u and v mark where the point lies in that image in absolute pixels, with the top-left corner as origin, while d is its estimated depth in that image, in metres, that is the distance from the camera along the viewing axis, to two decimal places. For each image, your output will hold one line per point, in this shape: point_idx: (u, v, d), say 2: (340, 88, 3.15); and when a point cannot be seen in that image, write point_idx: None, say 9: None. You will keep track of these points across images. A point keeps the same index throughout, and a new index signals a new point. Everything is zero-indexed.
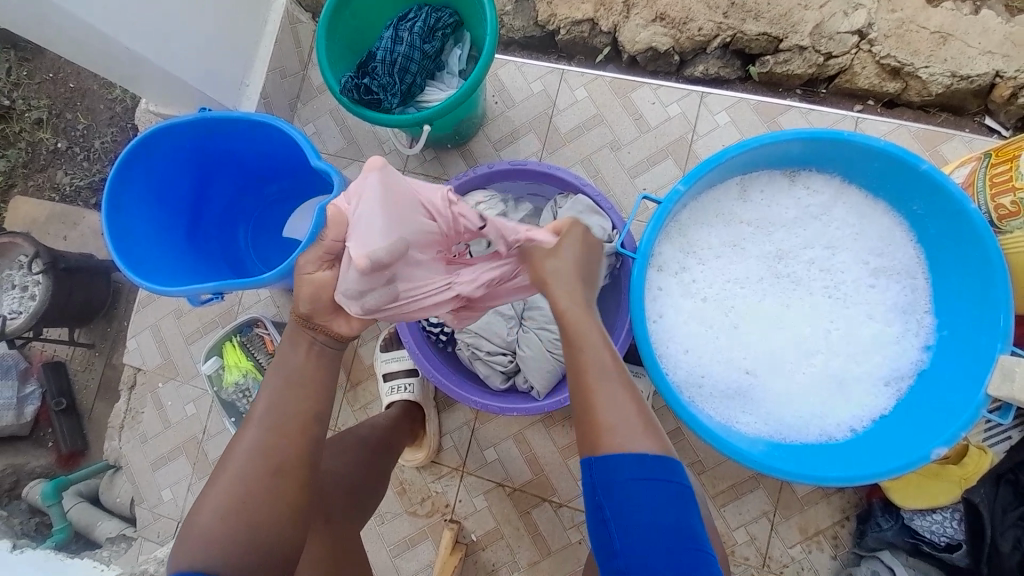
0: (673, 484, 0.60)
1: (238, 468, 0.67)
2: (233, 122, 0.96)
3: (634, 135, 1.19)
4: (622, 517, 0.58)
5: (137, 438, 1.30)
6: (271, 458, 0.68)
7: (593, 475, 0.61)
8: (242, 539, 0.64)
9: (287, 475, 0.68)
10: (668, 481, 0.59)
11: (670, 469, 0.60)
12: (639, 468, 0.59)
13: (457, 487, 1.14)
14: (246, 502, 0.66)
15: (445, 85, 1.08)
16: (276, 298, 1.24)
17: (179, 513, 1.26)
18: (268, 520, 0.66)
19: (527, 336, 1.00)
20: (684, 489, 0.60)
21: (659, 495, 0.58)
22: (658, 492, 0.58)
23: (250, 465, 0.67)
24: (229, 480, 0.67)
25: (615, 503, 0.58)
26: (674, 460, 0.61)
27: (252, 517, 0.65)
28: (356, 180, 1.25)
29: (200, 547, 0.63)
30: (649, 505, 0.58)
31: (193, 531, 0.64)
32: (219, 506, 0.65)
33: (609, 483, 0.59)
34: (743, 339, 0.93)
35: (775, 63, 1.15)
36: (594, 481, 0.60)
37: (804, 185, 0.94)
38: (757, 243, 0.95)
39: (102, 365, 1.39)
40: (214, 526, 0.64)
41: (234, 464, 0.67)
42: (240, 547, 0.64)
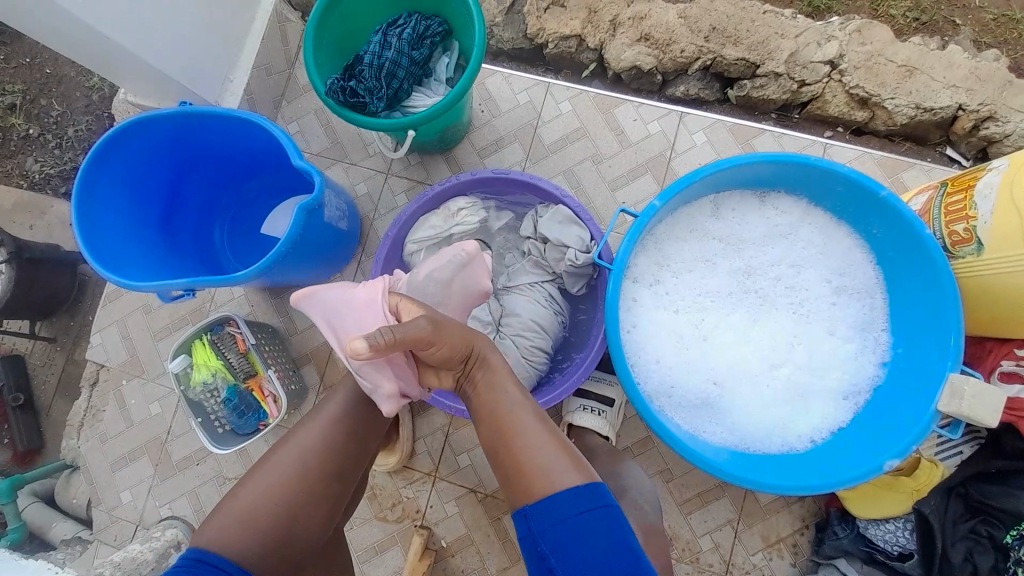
0: (603, 506, 0.61)
1: (293, 462, 0.70)
2: (221, 120, 0.95)
3: (615, 149, 1.22)
4: (564, 557, 0.57)
5: (97, 437, 1.25)
6: (330, 467, 0.73)
7: (530, 525, 0.60)
8: (273, 533, 0.65)
9: (335, 484, 0.73)
10: (595, 504, 0.60)
11: (597, 493, 0.61)
12: (566, 503, 0.60)
13: (429, 492, 1.13)
14: (292, 497, 0.68)
15: (431, 91, 1.09)
16: (251, 296, 1.23)
17: (138, 516, 1.22)
18: (303, 520, 0.69)
19: (503, 343, 1.01)
20: (615, 508, 0.61)
21: (592, 522, 0.59)
22: (593, 520, 0.59)
23: (307, 463, 0.71)
24: (280, 471, 0.69)
25: (554, 546, 0.58)
26: (599, 483, 0.63)
27: (287, 513, 0.67)
28: (339, 180, 1.25)
29: (231, 526, 0.62)
30: (585, 535, 0.58)
31: (231, 509, 0.64)
32: (265, 491, 0.67)
33: (544, 527, 0.59)
34: (711, 351, 0.95)
35: (751, 87, 1.20)
36: (531, 531, 0.60)
37: (773, 205, 0.98)
38: (728, 259, 0.98)
39: (63, 360, 1.34)
40: (259, 507, 0.65)
41: (289, 455, 0.71)
42: (269, 539, 0.64)
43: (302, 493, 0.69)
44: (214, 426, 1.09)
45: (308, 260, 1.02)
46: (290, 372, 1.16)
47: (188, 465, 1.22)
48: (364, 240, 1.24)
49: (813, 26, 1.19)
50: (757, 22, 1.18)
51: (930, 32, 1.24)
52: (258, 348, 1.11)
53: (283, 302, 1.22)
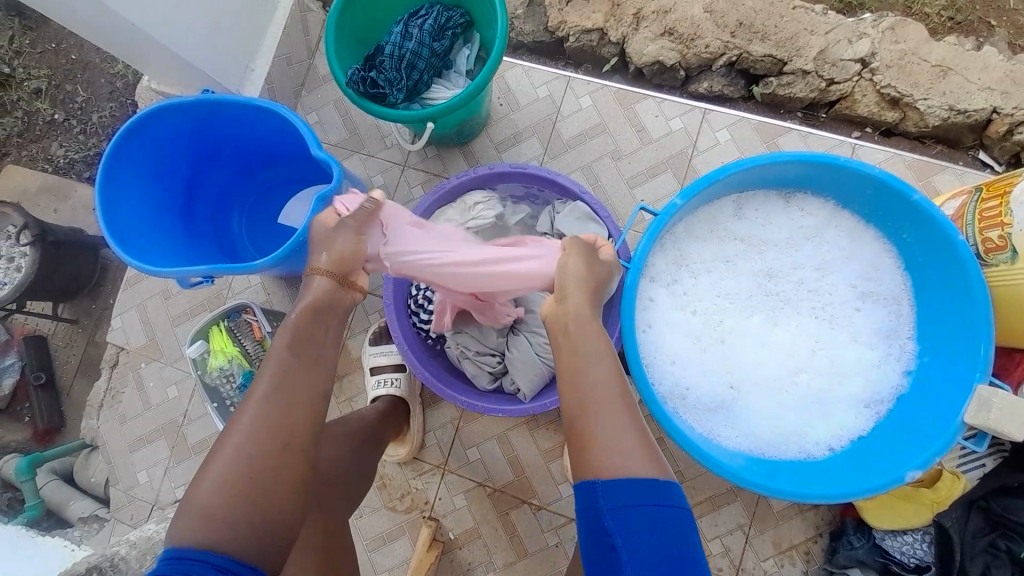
0: (676, 507, 0.59)
1: (240, 447, 0.64)
2: (227, 103, 0.94)
3: (635, 145, 1.20)
4: (630, 541, 0.56)
5: (116, 418, 1.28)
6: (278, 440, 0.66)
7: (598, 498, 0.59)
8: (239, 521, 0.61)
9: (291, 451, 0.66)
10: (670, 504, 0.59)
11: (672, 493, 0.60)
12: (644, 491, 0.58)
13: (438, 484, 1.14)
14: (246, 480, 0.63)
15: (451, 83, 1.08)
16: (267, 285, 1.23)
17: (154, 496, 1.24)
18: (267, 498, 0.63)
19: (517, 339, 1.01)
20: (686, 513, 0.60)
21: (665, 519, 0.57)
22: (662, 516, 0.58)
23: (250, 442, 0.64)
24: (224, 463, 0.63)
25: (621, 527, 0.57)
26: (674, 483, 0.61)
27: (249, 498, 0.62)
28: (356, 172, 1.25)
29: (194, 524, 0.60)
30: (656, 529, 0.56)
31: (190, 507, 0.61)
32: (215, 482, 0.62)
33: (616, 506, 0.58)
34: (729, 354, 0.93)
35: (778, 84, 1.16)
36: (599, 506, 0.58)
37: (797, 206, 0.96)
38: (749, 261, 0.96)
39: (85, 341, 1.37)
40: (216, 500, 0.61)
41: (231, 442, 0.65)
42: (234, 524, 0.61)
43: (259, 477, 0.63)
44: (228, 411, 1.11)
45: None
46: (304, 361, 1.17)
47: (203, 449, 1.24)
48: None
49: (844, 22, 1.15)
50: (786, 17, 1.15)
51: (965, 31, 1.19)
52: (273, 336, 1.13)
53: (298, 291, 1.23)
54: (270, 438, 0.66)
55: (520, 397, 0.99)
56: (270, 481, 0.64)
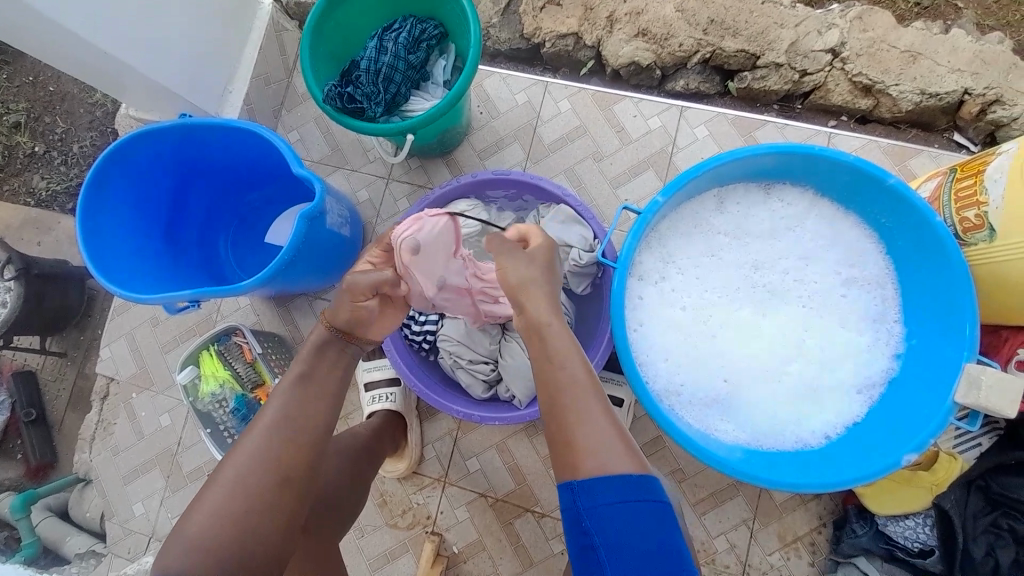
0: (655, 501, 0.60)
1: (238, 479, 0.63)
2: (205, 126, 0.94)
3: (616, 146, 1.21)
4: (609, 540, 0.57)
5: (109, 450, 1.26)
6: (275, 473, 0.65)
7: (576, 499, 0.59)
8: (228, 552, 0.60)
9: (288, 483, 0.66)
10: (649, 497, 0.59)
11: (651, 488, 0.60)
12: (622, 490, 0.58)
13: (439, 498, 1.13)
14: (243, 510, 0.62)
15: (429, 94, 1.08)
16: (257, 306, 1.22)
17: (151, 527, 1.22)
18: (260, 532, 0.63)
19: (508, 345, 1.01)
20: (665, 505, 0.61)
21: (641, 515, 0.58)
22: (642, 512, 0.58)
23: (249, 475, 0.63)
24: (223, 489, 0.63)
25: (600, 528, 0.57)
26: (652, 478, 0.61)
27: (245, 527, 0.62)
28: (341, 187, 1.25)
29: (182, 556, 0.58)
30: (635, 524, 0.57)
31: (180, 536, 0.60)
32: (210, 512, 0.61)
33: (593, 506, 0.58)
34: (720, 348, 0.94)
35: (752, 78, 1.18)
36: (577, 506, 0.59)
37: (778, 197, 0.97)
38: (734, 254, 0.97)
39: (74, 374, 1.35)
40: (209, 531, 0.60)
41: (232, 470, 0.64)
42: (227, 557, 0.60)
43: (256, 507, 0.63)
44: (224, 437, 1.08)
45: (311, 268, 1.01)
46: None
47: (199, 476, 1.22)
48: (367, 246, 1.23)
49: (813, 14, 1.17)
50: (756, 12, 1.17)
51: (932, 16, 1.22)
52: (264, 357, 1.11)
53: (288, 311, 1.22)
54: (267, 468, 0.64)
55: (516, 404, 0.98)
56: (264, 512, 0.63)
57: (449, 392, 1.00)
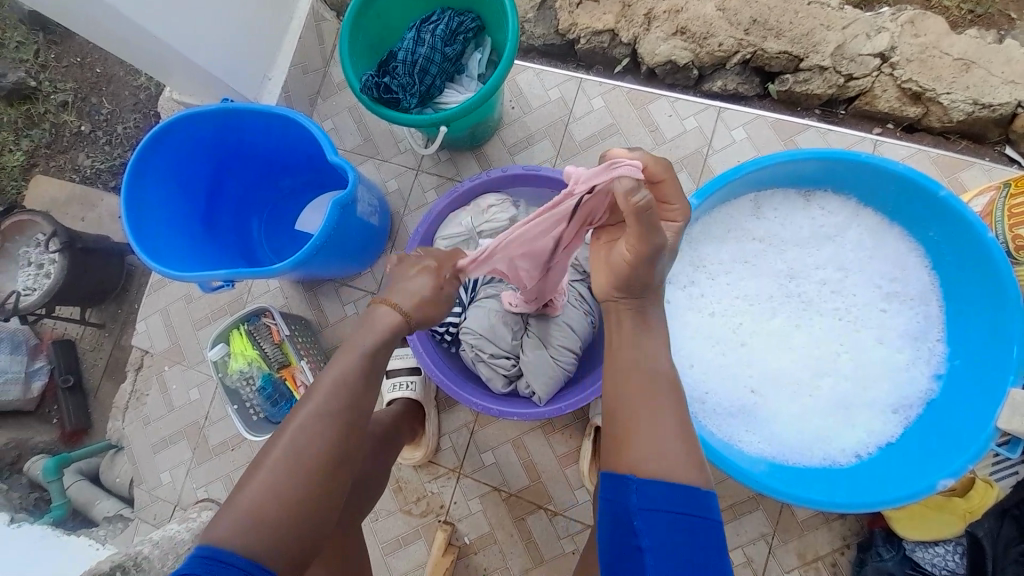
0: (709, 515, 0.58)
1: (283, 455, 0.62)
2: (247, 111, 0.96)
3: (649, 146, 1.19)
4: (658, 546, 0.54)
5: (140, 420, 1.32)
6: (332, 452, 0.65)
7: (629, 494, 0.57)
8: (281, 528, 0.60)
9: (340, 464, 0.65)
10: (706, 511, 0.57)
11: (707, 503, 0.58)
12: (677, 497, 0.57)
13: (453, 489, 1.14)
14: (300, 488, 0.62)
15: (463, 87, 1.09)
16: (285, 289, 1.25)
17: (176, 497, 1.27)
18: (311, 508, 0.62)
19: (530, 341, 1.00)
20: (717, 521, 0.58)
21: (693, 526, 0.56)
22: (696, 524, 0.56)
23: (301, 454, 0.63)
24: (276, 464, 0.62)
25: (649, 530, 0.55)
26: (711, 493, 0.59)
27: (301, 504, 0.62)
28: (372, 177, 1.27)
29: (233, 529, 0.59)
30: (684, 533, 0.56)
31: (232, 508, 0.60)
32: (263, 486, 0.61)
33: (646, 506, 0.56)
34: (749, 357, 0.92)
35: (794, 82, 1.14)
36: (627, 502, 0.57)
37: (818, 205, 0.94)
38: (769, 261, 0.94)
39: (110, 346, 1.41)
40: (265, 506, 0.60)
41: (281, 448, 0.63)
42: (273, 537, 0.60)
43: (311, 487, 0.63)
44: (250, 414, 1.10)
45: (339, 255, 1.03)
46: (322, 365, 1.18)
47: (223, 451, 1.26)
48: (394, 235, 1.24)
49: (863, 16, 1.13)
50: (802, 13, 1.13)
51: (986, 25, 1.16)
52: (292, 339, 1.13)
53: (315, 295, 1.24)
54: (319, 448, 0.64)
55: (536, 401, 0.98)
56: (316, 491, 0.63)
57: (469, 385, 1.01)
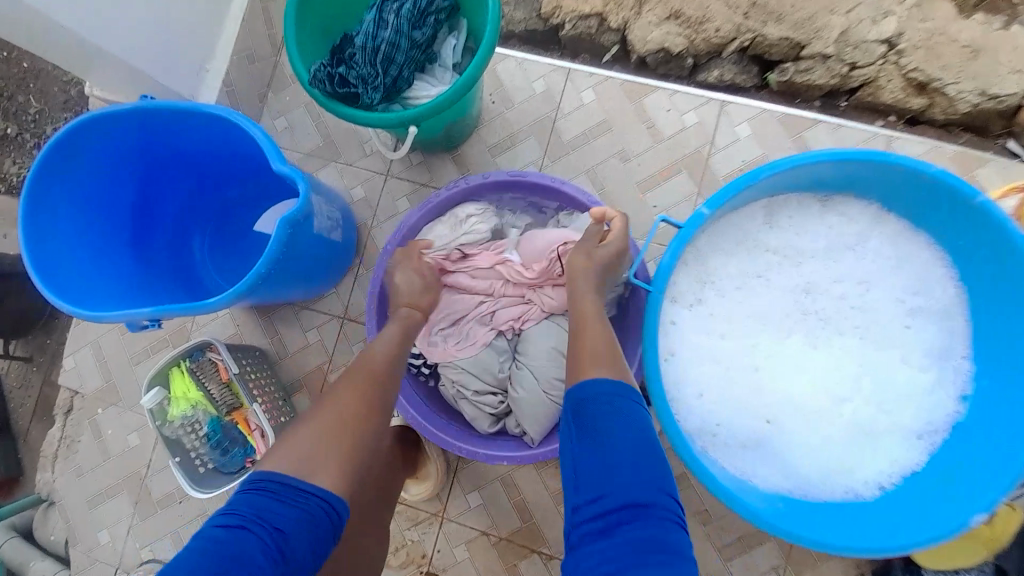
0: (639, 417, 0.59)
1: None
2: (175, 113, 0.80)
3: (646, 144, 1.06)
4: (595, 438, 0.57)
5: (73, 471, 1.15)
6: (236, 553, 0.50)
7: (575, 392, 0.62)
8: None
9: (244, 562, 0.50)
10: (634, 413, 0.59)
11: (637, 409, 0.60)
12: (610, 392, 0.60)
13: (436, 535, 1.01)
14: None
15: (437, 79, 0.94)
16: (237, 315, 1.09)
17: (118, 559, 1.11)
18: None
19: (520, 374, 0.88)
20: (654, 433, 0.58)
21: (625, 423, 0.58)
22: (625, 420, 0.59)
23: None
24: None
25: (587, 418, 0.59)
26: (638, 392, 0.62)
27: None
28: (333, 183, 1.11)
29: None
30: (625, 440, 0.56)
31: None
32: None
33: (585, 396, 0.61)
34: (763, 384, 0.79)
35: (795, 71, 1.03)
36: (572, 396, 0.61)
37: (837, 210, 0.82)
38: (784, 274, 0.82)
39: (40, 381, 1.18)
40: None
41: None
42: None
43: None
44: (195, 466, 0.94)
45: (295, 277, 0.87)
46: (281, 404, 1.02)
47: (170, 503, 1.10)
48: (361, 250, 1.09)
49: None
50: None
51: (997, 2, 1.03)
52: (242, 377, 0.95)
53: (271, 321, 1.09)
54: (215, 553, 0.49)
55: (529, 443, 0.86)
56: None
57: (451, 427, 0.87)
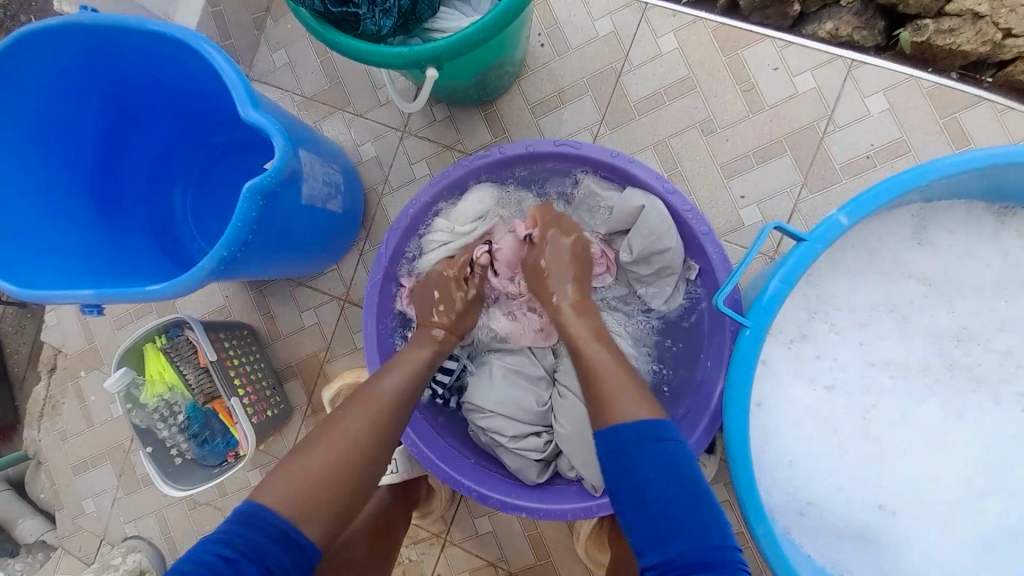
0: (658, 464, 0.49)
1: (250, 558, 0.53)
2: (144, 37, 0.62)
3: (738, 114, 0.82)
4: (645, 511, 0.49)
5: (56, 434, 1.05)
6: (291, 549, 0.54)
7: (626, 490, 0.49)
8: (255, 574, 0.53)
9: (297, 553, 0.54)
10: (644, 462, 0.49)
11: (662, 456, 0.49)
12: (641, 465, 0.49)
13: (436, 557, 0.89)
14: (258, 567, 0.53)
15: (471, 8, 0.70)
16: (226, 286, 0.94)
17: (102, 530, 1.03)
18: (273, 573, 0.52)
19: (567, 404, 0.72)
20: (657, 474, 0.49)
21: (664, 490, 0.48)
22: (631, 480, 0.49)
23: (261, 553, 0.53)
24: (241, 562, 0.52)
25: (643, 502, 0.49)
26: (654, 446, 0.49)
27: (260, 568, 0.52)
28: (339, 138, 0.92)
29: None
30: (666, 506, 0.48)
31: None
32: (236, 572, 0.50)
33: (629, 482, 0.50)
34: (879, 457, 0.62)
35: (935, 31, 0.76)
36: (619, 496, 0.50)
37: (1015, 231, 0.62)
38: (927, 312, 0.63)
39: (37, 330, 1.06)
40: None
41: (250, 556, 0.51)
42: None
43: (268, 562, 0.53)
44: (170, 458, 0.83)
45: (280, 262, 0.72)
46: (269, 392, 0.89)
47: None
48: (369, 222, 0.92)
49: None
50: None
51: None
52: (224, 362, 0.83)
53: (265, 296, 0.94)
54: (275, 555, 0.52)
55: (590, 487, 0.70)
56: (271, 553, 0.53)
57: (489, 478, 0.71)
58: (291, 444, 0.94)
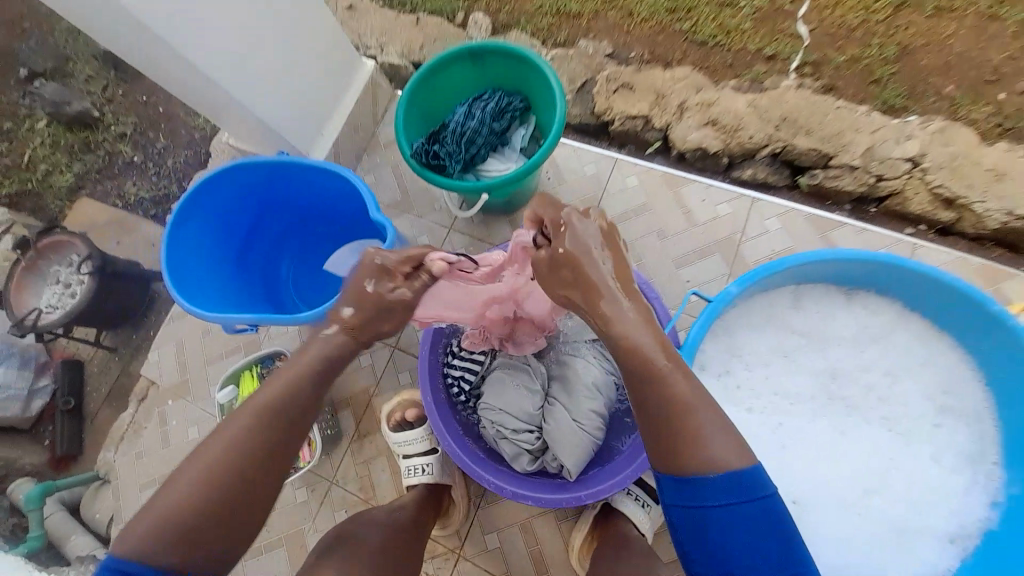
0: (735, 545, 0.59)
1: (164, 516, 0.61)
2: (302, 168, 1.01)
3: (683, 227, 1.19)
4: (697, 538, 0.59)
5: (132, 454, 1.27)
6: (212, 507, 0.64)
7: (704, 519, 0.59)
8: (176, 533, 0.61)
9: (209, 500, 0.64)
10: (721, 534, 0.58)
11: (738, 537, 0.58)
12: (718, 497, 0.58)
13: (450, 571, 1.04)
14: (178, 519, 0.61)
15: (506, 158, 1.13)
16: (304, 333, 1.23)
17: None
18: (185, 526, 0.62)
19: (555, 410, 0.97)
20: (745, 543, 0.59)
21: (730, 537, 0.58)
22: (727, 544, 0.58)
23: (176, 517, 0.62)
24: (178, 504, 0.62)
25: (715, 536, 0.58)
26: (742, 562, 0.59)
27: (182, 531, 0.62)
28: (402, 231, 1.29)
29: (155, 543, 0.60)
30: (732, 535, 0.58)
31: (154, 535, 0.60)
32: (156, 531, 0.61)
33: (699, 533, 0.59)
34: (791, 464, 0.88)
35: (825, 177, 1.16)
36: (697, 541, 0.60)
37: (861, 304, 0.91)
38: (812, 358, 0.92)
39: (118, 371, 1.31)
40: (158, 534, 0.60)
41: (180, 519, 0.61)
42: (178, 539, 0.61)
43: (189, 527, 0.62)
44: None
45: None
46: (329, 416, 1.14)
47: None
48: None
49: (891, 124, 1.17)
50: (831, 115, 1.18)
51: None
52: None
53: None
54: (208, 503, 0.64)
55: (568, 476, 0.92)
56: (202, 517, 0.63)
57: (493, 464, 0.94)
58: (337, 465, 1.15)
